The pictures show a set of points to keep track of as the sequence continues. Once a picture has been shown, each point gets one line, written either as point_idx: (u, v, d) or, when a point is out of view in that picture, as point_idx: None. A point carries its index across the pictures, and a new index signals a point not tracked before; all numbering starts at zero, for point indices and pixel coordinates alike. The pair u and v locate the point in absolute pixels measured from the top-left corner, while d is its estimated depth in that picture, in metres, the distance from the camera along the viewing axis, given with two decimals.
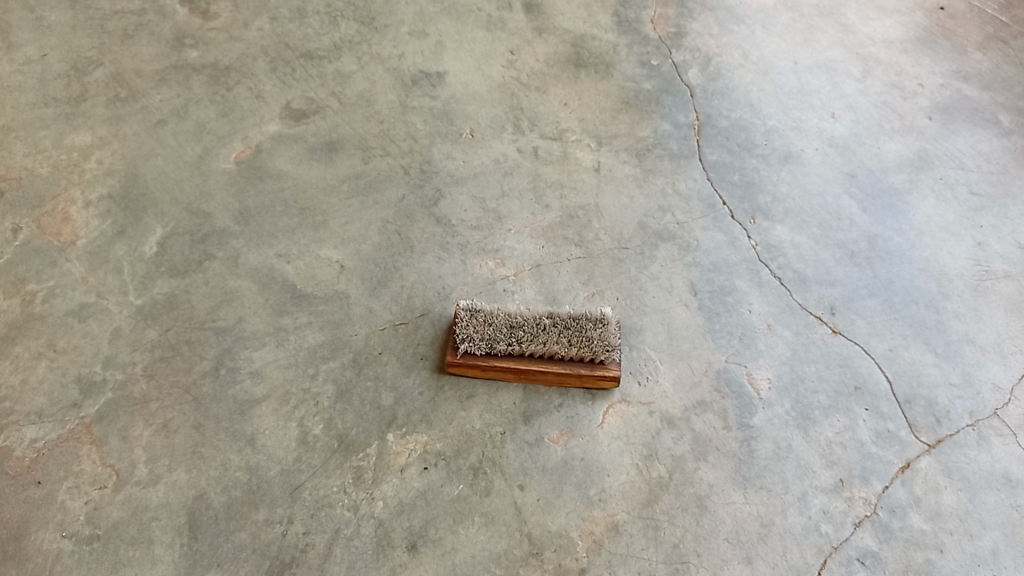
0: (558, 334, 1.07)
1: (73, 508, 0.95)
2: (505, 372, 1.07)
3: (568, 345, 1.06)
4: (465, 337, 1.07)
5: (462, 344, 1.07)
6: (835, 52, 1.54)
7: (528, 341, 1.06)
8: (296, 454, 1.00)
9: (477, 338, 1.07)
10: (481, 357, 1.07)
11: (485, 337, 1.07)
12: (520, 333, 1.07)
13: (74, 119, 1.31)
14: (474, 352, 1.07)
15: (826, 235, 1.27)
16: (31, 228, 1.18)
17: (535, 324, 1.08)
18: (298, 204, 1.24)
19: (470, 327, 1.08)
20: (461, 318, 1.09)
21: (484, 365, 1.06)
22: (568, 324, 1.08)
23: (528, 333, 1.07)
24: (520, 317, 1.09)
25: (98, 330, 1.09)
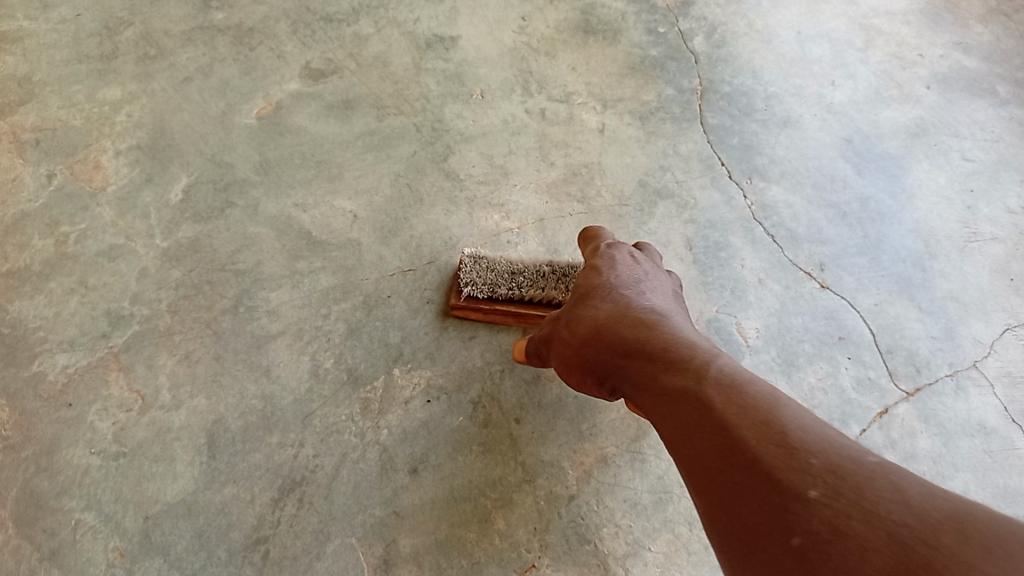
0: (557, 281, 1.11)
1: (102, 428, 1.04)
2: (507, 315, 1.12)
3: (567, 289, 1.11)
4: (469, 282, 1.12)
5: (466, 288, 1.12)
6: (839, 23, 1.57)
7: (529, 285, 1.11)
8: (308, 384, 1.08)
9: (480, 281, 1.12)
10: (484, 301, 1.12)
11: (487, 282, 1.12)
12: (521, 279, 1.11)
13: (106, 76, 1.38)
14: (477, 296, 1.12)
15: (820, 196, 1.32)
16: (65, 175, 1.26)
17: (535, 272, 1.12)
18: (315, 158, 1.31)
19: (473, 272, 1.13)
20: (465, 263, 1.13)
21: (486, 308, 1.12)
22: (567, 273, 1.12)
23: (528, 279, 1.11)
24: (522, 265, 1.13)
25: (126, 269, 1.17)
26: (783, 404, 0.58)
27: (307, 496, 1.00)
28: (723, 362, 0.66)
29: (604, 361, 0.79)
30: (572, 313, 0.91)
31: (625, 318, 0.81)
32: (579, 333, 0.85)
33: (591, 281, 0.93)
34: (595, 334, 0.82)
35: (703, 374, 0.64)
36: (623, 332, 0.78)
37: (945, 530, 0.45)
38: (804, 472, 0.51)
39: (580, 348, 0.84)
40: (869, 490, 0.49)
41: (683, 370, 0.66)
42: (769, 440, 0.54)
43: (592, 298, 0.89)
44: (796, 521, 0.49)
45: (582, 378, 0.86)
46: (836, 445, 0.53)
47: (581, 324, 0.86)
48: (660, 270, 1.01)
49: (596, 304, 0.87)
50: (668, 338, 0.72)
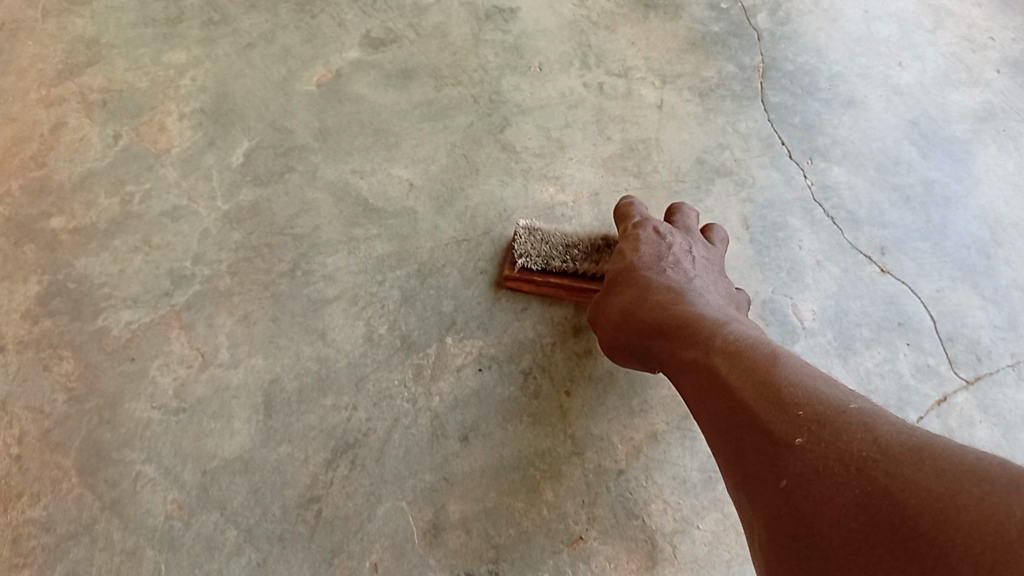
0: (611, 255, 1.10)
1: (163, 383, 1.06)
2: (559, 288, 1.12)
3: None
4: (524, 253, 1.11)
5: (520, 260, 1.11)
6: (908, 3, 1.53)
7: (582, 258, 1.10)
8: (362, 349, 1.09)
9: (533, 253, 1.11)
10: (538, 272, 1.12)
11: (542, 254, 1.11)
12: (576, 252, 1.10)
13: (171, 40, 1.40)
14: (531, 267, 1.12)
15: (883, 178, 1.29)
16: (130, 136, 1.29)
17: (590, 245, 1.11)
18: (373, 126, 1.32)
19: (528, 244, 1.12)
20: (519, 234, 1.12)
21: (539, 280, 1.12)
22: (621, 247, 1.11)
23: (583, 253, 1.10)
24: (576, 238, 1.12)
25: (188, 230, 1.19)
26: (781, 365, 0.67)
27: (360, 458, 1.02)
28: (728, 331, 0.76)
29: (633, 337, 0.90)
30: (607, 298, 0.99)
31: (650, 299, 0.90)
32: (613, 317, 0.95)
33: (620, 264, 1.00)
34: (626, 316, 0.92)
35: (710, 344, 0.75)
36: (645, 312, 0.89)
37: (901, 457, 0.54)
38: (793, 424, 0.61)
39: (615, 331, 0.94)
40: (844, 434, 0.58)
41: (695, 341, 0.77)
42: (764, 400, 0.64)
43: (621, 282, 0.98)
44: (787, 468, 0.59)
45: (619, 354, 0.95)
46: (822, 395, 0.62)
47: (614, 308, 0.96)
48: (689, 235, 1.07)
49: (625, 288, 0.96)
50: (683, 314, 0.83)
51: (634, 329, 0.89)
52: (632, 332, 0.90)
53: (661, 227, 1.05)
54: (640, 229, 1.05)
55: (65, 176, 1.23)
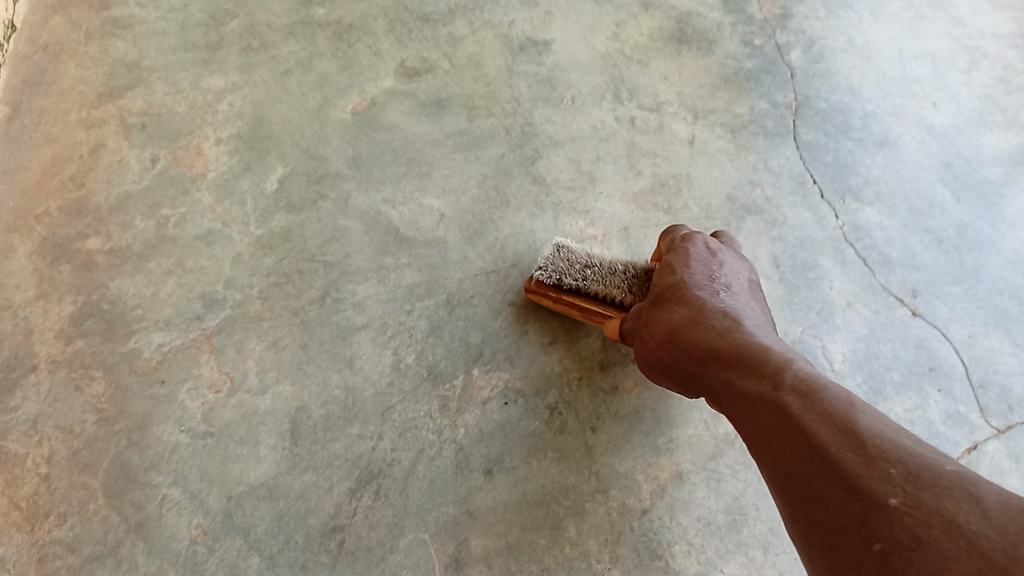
0: (626, 283, 1.06)
1: (192, 407, 1.07)
2: (571, 307, 1.10)
3: (632, 291, 1.05)
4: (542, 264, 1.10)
5: (537, 270, 1.10)
6: (943, 43, 1.52)
7: (595, 282, 1.07)
8: (389, 378, 1.10)
9: (550, 269, 1.09)
10: (552, 290, 1.10)
11: (558, 269, 1.09)
12: (592, 274, 1.07)
13: (210, 65, 1.43)
14: (546, 282, 1.10)
15: (915, 220, 1.28)
16: (168, 159, 1.31)
17: (610, 271, 1.07)
18: (406, 155, 1.33)
19: (549, 257, 1.10)
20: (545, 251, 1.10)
21: (553, 297, 1.10)
22: (642, 277, 1.07)
23: (600, 276, 1.07)
24: (599, 261, 1.08)
25: (221, 254, 1.21)
26: (860, 413, 0.65)
27: (384, 488, 1.02)
28: (797, 367, 0.73)
29: (682, 358, 0.86)
30: (653, 313, 0.95)
31: (706, 322, 0.87)
32: (660, 332, 0.91)
33: (669, 279, 0.97)
34: (676, 335, 0.88)
35: (778, 379, 0.72)
36: (701, 334, 0.85)
37: (1013, 538, 0.52)
38: (887, 482, 0.58)
39: (660, 349, 0.90)
40: (946, 502, 0.55)
41: (760, 375, 0.74)
42: (852, 452, 0.61)
43: (671, 299, 0.94)
44: (879, 529, 0.56)
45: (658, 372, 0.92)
46: (913, 454, 0.60)
47: (661, 322, 0.92)
48: (739, 261, 1.04)
49: (677, 306, 0.92)
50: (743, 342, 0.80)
51: (684, 349, 0.86)
52: (682, 353, 0.86)
53: (712, 249, 1.03)
54: (690, 246, 1.03)
55: (103, 198, 1.26)
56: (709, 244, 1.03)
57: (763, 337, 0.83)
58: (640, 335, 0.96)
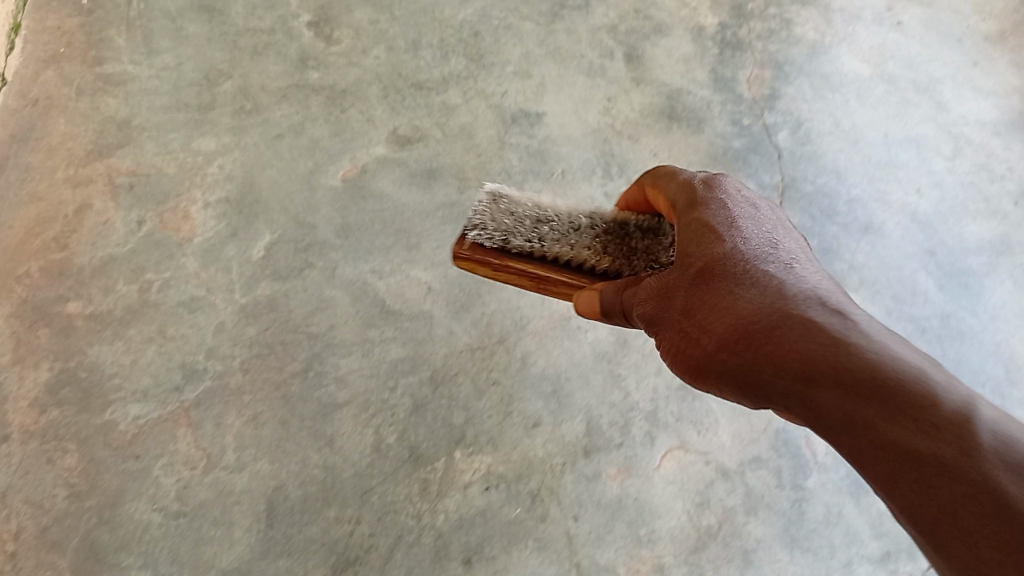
0: (591, 241, 0.77)
1: (166, 484, 1.07)
2: (521, 276, 0.77)
3: (608, 252, 0.76)
4: (479, 224, 0.78)
5: (472, 231, 0.78)
6: (927, 128, 1.54)
7: (555, 240, 0.77)
8: (370, 459, 1.09)
9: (490, 225, 0.78)
10: (496, 254, 0.77)
11: (502, 229, 0.78)
12: (546, 231, 0.78)
13: (202, 126, 1.42)
14: (485, 244, 0.77)
15: (899, 308, 1.32)
16: (154, 222, 1.29)
17: (568, 224, 0.78)
18: (395, 225, 1.33)
19: (486, 214, 0.79)
20: (478, 201, 0.81)
21: (497, 264, 0.77)
22: (610, 231, 0.78)
23: (555, 232, 0.78)
24: (553, 213, 0.79)
25: (204, 322, 1.19)
26: None
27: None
28: (992, 408, 0.41)
29: (757, 374, 0.49)
30: (677, 290, 0.58)
31: (797, 317, 0.49)
32: (699, 323, 0.54)
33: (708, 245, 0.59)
34: (746, 335, 0.51)
35: (968, 437, 0.40)
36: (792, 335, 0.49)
37: None
38: None
39: (707, 354, 0.53)
40: None
41: (929, 425, 0.41)
42: None
43: (725, 278, 0.55)
44: None
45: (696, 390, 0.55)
46: None
47: (708, 310, 0.54)
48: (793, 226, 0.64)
49: (738, 286, 0.54)
50: (893, 369, 0.44)
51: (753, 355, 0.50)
52: (750, 362, 0.50)
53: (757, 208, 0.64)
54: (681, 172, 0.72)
55: (86, 261, 1.24)
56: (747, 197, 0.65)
57: (914, 354, 0.45)
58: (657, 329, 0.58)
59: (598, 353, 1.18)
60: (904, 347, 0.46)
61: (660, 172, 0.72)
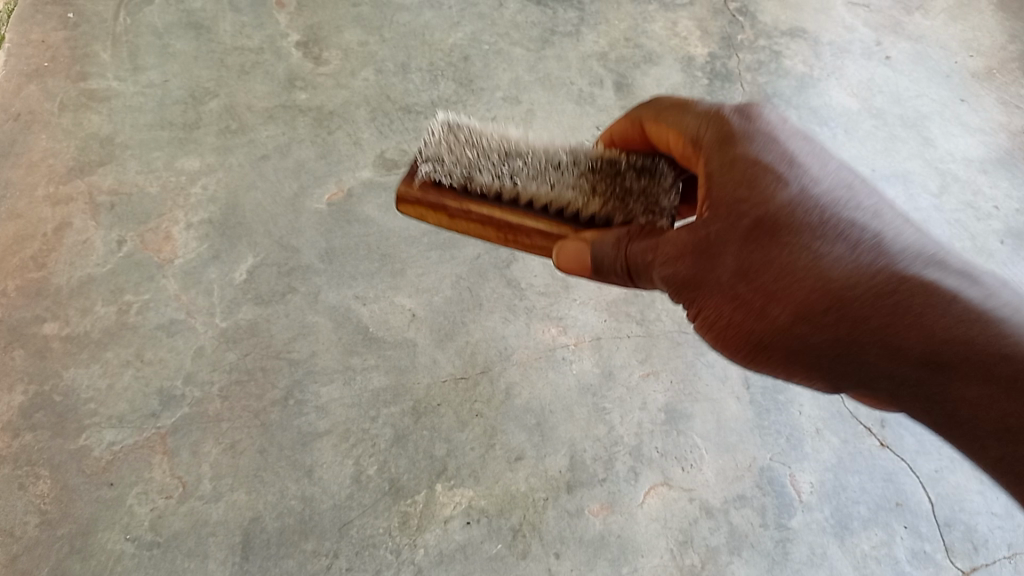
0: (568, 178, 0.70)
1: (140, 513, 1.04)
2: (486, 223, 0.70)
3: (585, 189, 0.69)
4: (437, 161, 0.71)
5: (431, 170, 0.71)
6: (914, 164, 1.55)
7: (527, 178, 0.70)
8: (349, 491, 1.07)
9: (450, 161, 0.71)
10: (454, 196, 0.70)
11: (464, 165, 0.70)
12: (516, 167, 0.70)
13: (187, 145, 1.40)
14: (442, 184, 0.71)
15: None
16: (134, 242, 1.27)
17: (540, 159, 0.71)
18: (380, 250, 1.31)
19: (445, 147, 0.71)
20: (435, 132, 0.73)
21: (455, 208, 0.70)
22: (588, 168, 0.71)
23: (526, 168, 0.70)
24: (522, 148, 0.72)
25: (183, 346, 1.17)
26: None
27: None
28: None
29: (838, 344, 0.57)
30: (730, 255, 0.59)
31: (884, 289, 0.56)
32: (771, 292, 0.58)
33: (759, 198, 0.60)
34: (835, 305, 0.56)
35: None
36: (879, 310, 0.55)
37: None
38: None
39: (780, 325, 0.58)
40: None
41: None
42: None
43: (791, 235, 0.59)
44: None
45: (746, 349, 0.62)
46: None
47: (779, 276, 0.58)
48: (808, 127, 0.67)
49: (804, 249, 0.58)
50: (987, 336, 0.52)
51: (837, 328, 0.56)
52: (840, 333, 0.56)
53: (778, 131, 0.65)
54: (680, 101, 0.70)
55: (64, 280, 1.22)
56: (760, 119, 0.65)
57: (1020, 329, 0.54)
58: (698, 294, 0.61)
59: (582, 387, 1.18)
60: (976, 284, 0.55)
61: (662, 104, 0.70)
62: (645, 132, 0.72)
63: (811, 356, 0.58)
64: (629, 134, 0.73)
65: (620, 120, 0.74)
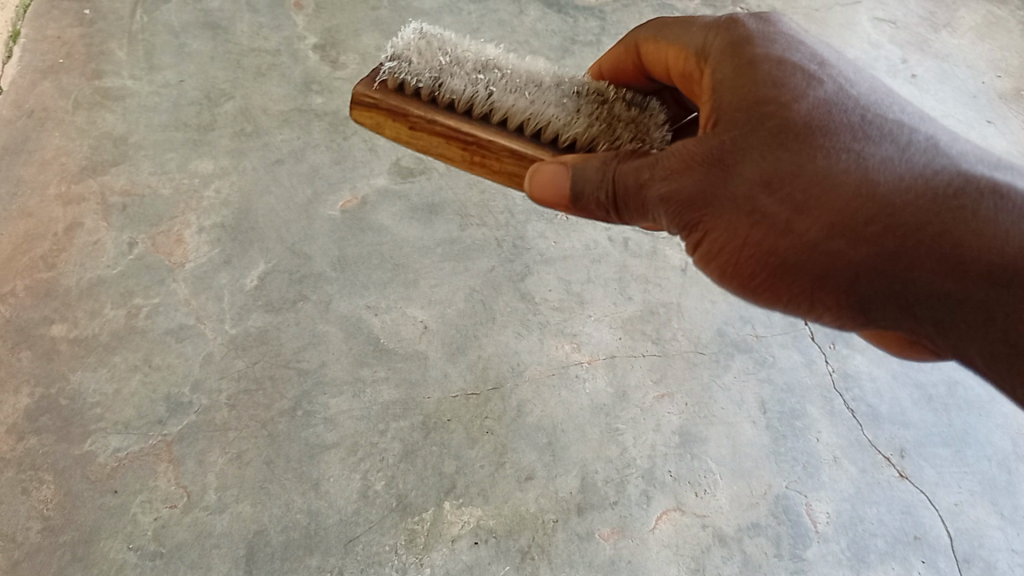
0: (546, 100, 0.70)
1: (143, 522, 1.02)
2: (450, 138, 0.70)
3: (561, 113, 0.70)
4: (405, 64, 0.70)
5: (396, 72, 0.70)
6: None
7: (501, 92, 0.70)
8: (356, 506, 1.05)
9: (420, 65, 0.70)
10: (419, 103, 0.70)
11: (434, 71, 0.70)
12: (491, 82, 0.70)
13: (201, 147, 1.38)
14: (406, 88, 0.70)
15: (906, 373, 1.27)
16: (146, 245, 1.26)
17: (516, 82, 0.72)
18: (393, 260, 1.29)
19: (415, 54, 0.71)
20: (406, 39, 0.72)
21: (418, 116, 0.69)
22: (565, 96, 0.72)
23: (502, 84, 0.71)
24: (497, 67, 0.73)
25: (192, 352, 1.16)
26: None
27: None
28: None
29: (881, 259, 0.52)
30: (756, 164, 0.55)
31: (938, 194, 0.51)
32: (798, 203, 0.53)
33: (787, 102, 0.57)
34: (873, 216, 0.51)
35: None
36: (928, 216, 0.51)
37: None
38: None
39: (809, 242, 0.53)
40: None
41: None
42: None
43: (821, 143, 0.55)
44: None
45: (766, 277, 0.57)
46: None
47: (809, 185, 0.53)
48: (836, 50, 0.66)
49: (838, 154, 0.54)
50: None
51: (880, 241, 0.51)
52: (882, 245, 0.51)
53: (804, 48, 0.63)
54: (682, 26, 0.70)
55: (74, 281, 1.20)
56: (781, 29, 0.64)
57: None
58: (709, 210, 0.56)
59: (595, 406, 1.16)
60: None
61: (662, 27, 0.71)
62: (641, 54, 0.73)
63: (844, 281, 0.53)
64: (619, 64, 0.76)
65: (612, 57, 0.76)
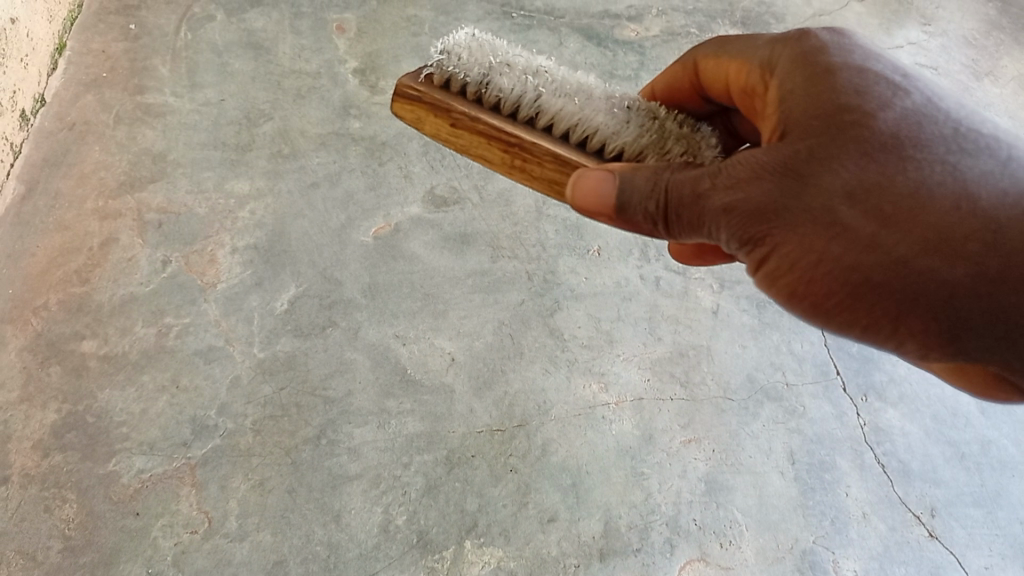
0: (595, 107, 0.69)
1: (163, 546, 1.03)
2: (493, 140, 0.68)
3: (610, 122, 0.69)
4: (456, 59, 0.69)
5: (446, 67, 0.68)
6: None
7: (549, 96, 0.68)
8: (376, 540, 1.06)
9: (471, 61, 0.68)
10: (466, 102, 0.68)
11: (484, 68, 0.68)
12: (540, 85, 0.69)
13: (237, 167, 1.38)
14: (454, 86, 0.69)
15: (939, 430, 1.26)
16: (179, 263, 1.26)
17: (566, 86, 0.70)
18: (423, 289, 1.28)
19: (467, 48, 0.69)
20: (456, 34, 0.71)
21: (463, 114, 0.68)
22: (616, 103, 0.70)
23: (551, 88, 0.69)
24: (548, 69, 0.71)
25: (220, 375, 1.16)
26: None
27: None
28: None
29: (981, 280, 0.49)
30: (838, 175, 0.52)
31: None
32: (887, 217, 0.51)
33: (872, 111, 0.54)
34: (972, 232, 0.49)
35: None
36: None
37: None
38: None
39: (897, 258, 0.51)
40: None
41: None
42: None
43: (911, 156, 0.52)
44: None
45: (843, 299, 0.53)
46: None
47: (900, 199, 0.51)
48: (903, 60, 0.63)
49: (931, 167, 0.52)
50: None
51: (979, 260, 0.49)
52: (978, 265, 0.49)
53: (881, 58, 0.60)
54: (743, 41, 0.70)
55: (107, 298, 1.21)
56: (856, 38, 0.61)
57: None
58: (783, 222, 0.53)
59: (621, 449, 1.16)
60: None
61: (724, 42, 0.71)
62: (698, 74, 0.73)
63: (932, 299, 0.51)
64: (674, 81, 0.75)
65: (666, 74, 0.76)
